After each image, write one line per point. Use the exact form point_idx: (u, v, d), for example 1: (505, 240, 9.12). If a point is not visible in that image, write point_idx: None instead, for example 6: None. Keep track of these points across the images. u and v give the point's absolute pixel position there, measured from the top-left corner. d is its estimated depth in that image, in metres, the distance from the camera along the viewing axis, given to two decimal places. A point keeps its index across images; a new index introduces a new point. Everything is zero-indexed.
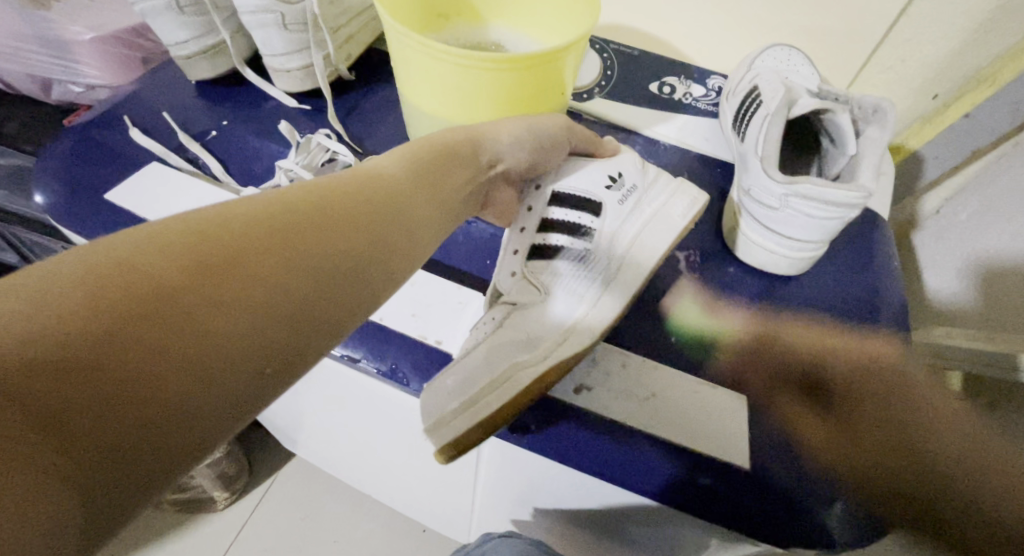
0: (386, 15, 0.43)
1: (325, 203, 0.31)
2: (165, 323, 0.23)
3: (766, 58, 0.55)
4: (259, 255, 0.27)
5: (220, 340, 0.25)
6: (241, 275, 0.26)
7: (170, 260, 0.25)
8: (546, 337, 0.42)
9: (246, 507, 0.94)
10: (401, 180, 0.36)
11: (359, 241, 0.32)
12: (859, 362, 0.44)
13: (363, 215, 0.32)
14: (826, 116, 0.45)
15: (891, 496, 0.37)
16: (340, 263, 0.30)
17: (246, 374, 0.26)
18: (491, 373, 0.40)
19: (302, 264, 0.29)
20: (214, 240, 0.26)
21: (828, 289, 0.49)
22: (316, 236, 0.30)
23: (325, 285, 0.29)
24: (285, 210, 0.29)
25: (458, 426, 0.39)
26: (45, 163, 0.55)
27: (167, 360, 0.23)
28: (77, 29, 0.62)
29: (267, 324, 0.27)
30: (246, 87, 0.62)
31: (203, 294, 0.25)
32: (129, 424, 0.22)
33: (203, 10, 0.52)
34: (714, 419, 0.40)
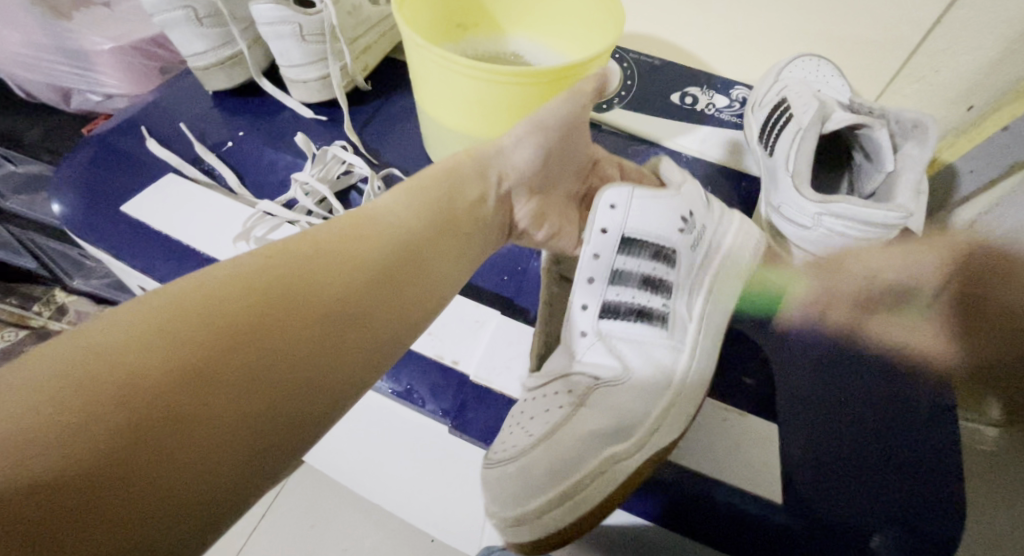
0: (406, 29, 0.42)
1: (337, 262, 0.31)
2: (184, 406, 0.24)
3: (794, 68, 0.53)
4: (273, 323, 0.28)
5: (241, 410, 0.25)
6: (257, 344, 0.27)
7: (182, 344, 0.25)
8: (620, 405, 0.38)
9: (257, 512, 0.94)
10: (413, 229, 0.36)
11: (376, 292, 0.32)
12: (896, 384, 0.42)
13: (376, 266, 0.33)
14: (860, 131, 0.43)
15: (927, 513, 0.36)
16: (357, 316, 0.31)
17: (271, 436, 0.26)
18: (582, 466, 0.36)
19: (317, 323, 0.29)
20: (227, 315, 0.27)
21: (859, 308, 0.47)
22: (329, 295, 0.30)
23: (345, 337, 0.30)
24: (294, 274, 0.30)
25: (545, 524, 0.35)
26: (64, 173, 0.55)
27: (190, 441, 0.24)
28: (97, 39, 0.62)
29: (289, 386, 0.27)
30: (263, 98, 0.62)
31: (219, 370, 0.25)
32: (145, 504, 0.22)
33: (221, 21, 0.52)
34: (744, 449, 0.39)
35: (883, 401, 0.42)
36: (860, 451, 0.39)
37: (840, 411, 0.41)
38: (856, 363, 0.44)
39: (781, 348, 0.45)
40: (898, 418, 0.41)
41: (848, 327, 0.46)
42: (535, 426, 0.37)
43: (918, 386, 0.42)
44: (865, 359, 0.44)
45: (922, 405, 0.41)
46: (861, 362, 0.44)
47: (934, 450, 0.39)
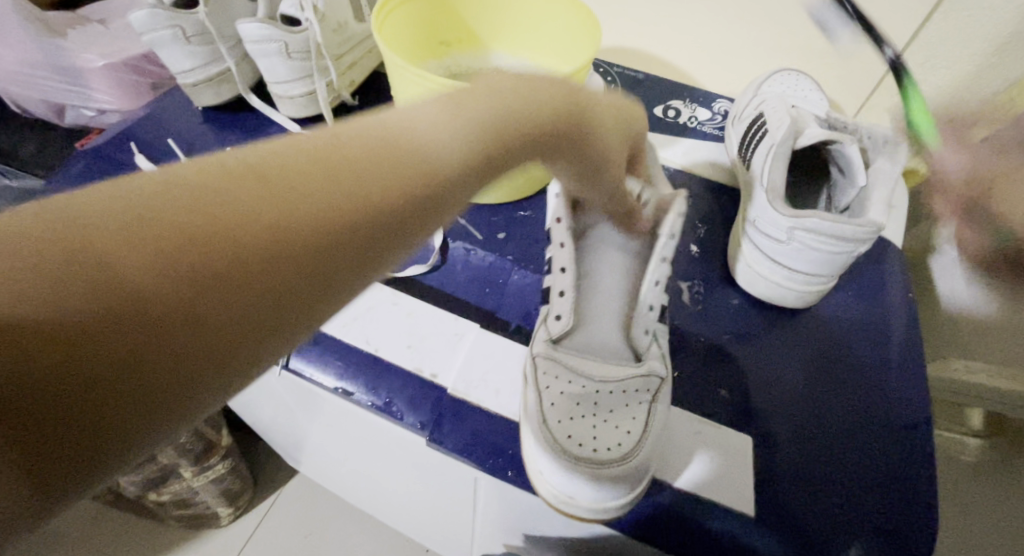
0: (384, 48, 0.43)
1: (334, 153, 0.22)
2: (78, 340, 0.17)
3: (772, 83, 0.54)
4: (225, 234, 0.19)
5: (163, 349, 0.18)
6: (196, 263, 0.18)
7: (90, 245, 0.17)
8: (631, 405, 0.39)
9: (250, 523, 0.94)
10: (443, 135, 0.25)
11: (385, 195, 0.22)
12: (870, 401, 0.43)
13: (390, 163, 0.23)
14: (833, 146, 0.43)
15: (900, 530, 0.36)
16: (344, 231, 0.21)
17: (206, 373, 0.19)
18: (625, 436, 0.37)
19: (292, 237, 0.20)
20: (162, 208, 0.19)
21: (839, 322, 0.47)
22: (313, 198, 0.21)
23: (331, 261, 0.21)
24: (270, 165, 0.20)
25: (608, 513, 0.35)
26: (54, 188, 0.56)
27: (84, 383, 0.17)
28: (92, 56, 0.64)
29: (236, 317, 0.19)
30: (252, 112, 0.63)
31: (139, 298, 0.18)
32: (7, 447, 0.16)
33: (208, 39, 0.53)
34: (718, 464, 0.39)
35: (859, 418, 0.42)
36: (835, 468, 0.39)
37: (817, 426, 0.41)
38: (834, 377, 0.44)
39: (759, 362, 0.45)
40: (873, 434, 0.41)
41: (827, 341, 0.46)
42: (570, 431, 0.37)
43: (895, 403, 0.43)
44: (843, 374, 0.44)
45: (897, 422, 0.42)
46: (839, 377, 0.44)
47: (909, 467, 0.39)
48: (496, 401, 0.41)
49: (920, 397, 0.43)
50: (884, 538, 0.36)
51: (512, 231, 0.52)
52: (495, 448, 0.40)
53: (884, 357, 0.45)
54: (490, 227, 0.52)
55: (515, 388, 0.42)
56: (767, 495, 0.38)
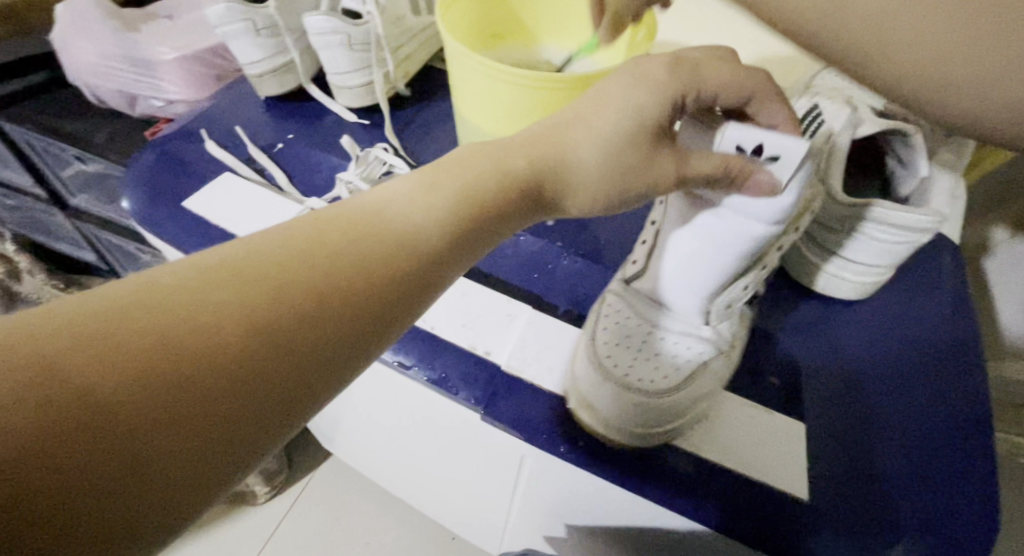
0: (447, 36, 0.45)
1: (306, 261, 0.25)
2: (95, 450, 0.19)
3: (827, 75, 0.54)
4: (218, 343, 0.22)
5: (174, 448, 0.20)
6: (194, 368, 0.21)
7: (93, 364, 0.19)
8: (680, 353, 0.40)
9: (286, 502, 0.97)
10: (421, 219, 0.29)
11: (352, 298, 0.25)
12: (928, 394, 0.42)
13: (359, 270, 0.26)
14: (893, 136, 0.43)
15: (960, 521, 0.36)
16: (321, 321, 0.24)
17: (212, 465, 0.21)
18: (669, 381, 0.38)
19: (274, 342, 0.23)
20: (156, 320, 0.21)
21: (892, 316, 0.47)
22: (291, 304, 0.24)
23: (309, 362, 0.24)
24: (245, 275, 0.23)
25: (632, 436, 0.38)
26: (132, 172, 0.59)
27: (105, 486, 0.19)
28: (165, 49, 0.68)
29: (236, 416, 0.22)
30: (309, 103, 0.66)
31: (145, 404, 0.20)
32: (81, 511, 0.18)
33: (276, 31, 0.56)
34: (771, 447, 0.39)
35: (915, 410, 0.41)
36: (890, 458, 0.39)
37: (870, 417, 0.41)
38: (887, 369, 0.44)
39: (812, 353, 0.45)
40: (929, 426, 0.40)
41: (882, 334, 0.46)
42: (611, 353, 0.39)
43: (952, 397, 0.42)
44: (897, 366, 0.44)
45: (954, 416, 0.41)
46: (893, 369, 0.44)
47: (967, 460, 0.39)
48: (548, 379, 0.42)
49: (981, 392, 0.42)
50: (941, 530, 0.36)
51: (561, 219, 0.53)
52: (546, 425, 0.41)
53: (942, 353, 0.45)
54: None
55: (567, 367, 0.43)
56: (819, 482, 0.38)
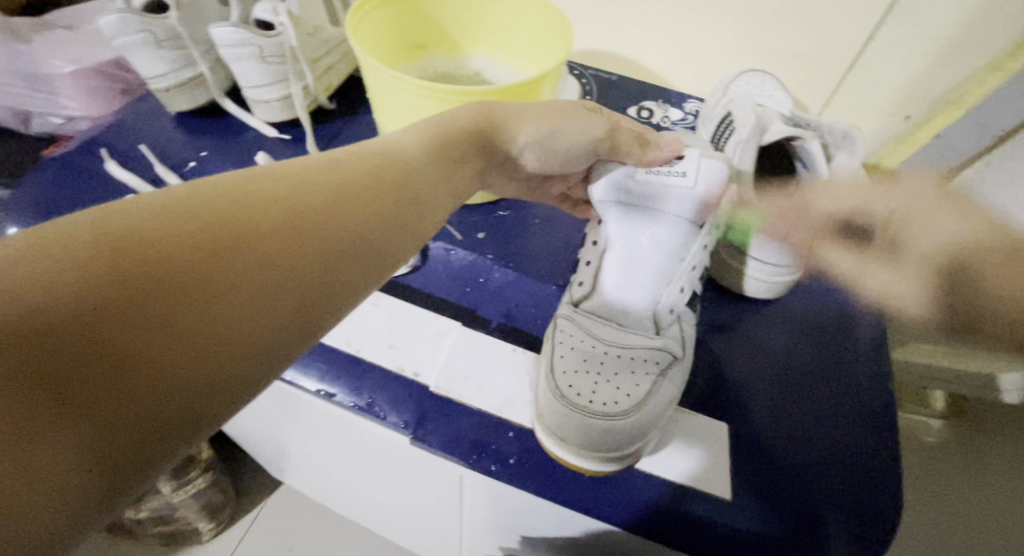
0: (359, 50, 0.44)
1: (264, 201, 0.25)
2: (70, 370, 0.18)
3: (740, 83, 0.56)
4: (183, 271, 0.21)
5: (147, 374, 0.20)
6: (164, 293, 0.21)
7: (58, 289, 0.19)
8: (637, 372, 0.40)
9: (233, 538, 0.92)
10: (405, 152, 0.32)
11: (317, 240, 0.25)
12: (838, 386, 0.45)
13: (319, 211, 0.26)
14: (796, 142, 0.45)
15: (870, 506, 0.38)
16: (340, 227, 0.27)
17: (261, 348, 0.23)
18: (630, 405, 0.38)
19: (253, 270, 0.23)
20: (119, 250, 0.21)
21: (805, 312, 0.49)
22: (256, 242, 0.24)
23: (279, 296, 0.24)
24: (206, 212, 0.23)
25: (607, 466, 0.37)
26: (21, 197, 0.54)
27: (83, 409, 0.18)
28: (59, 62, 0.63)
29: (212, 345, 0.21)
30: (226, 117, 0.62)
31: (117, 328, 0.19)
32: (148, 389, 0.20)
33: (180, 44, 0.53)
34: (694, 450, 0.40)
35: (826, 402, 0.44)
36: (807, 452, 0.41)
37: (787, 412, 0.43)
38: (802, 364, 0.46)
39: (733, 353, 0.47)
40: (840, 418, 0.43)
41: (797, 331, 0.48)
42: (572, 382, 0.39)
43: (859, 386, 0.45)
44: (811, 361, 0.46)
45: (862, 405, 0.44)
46: (807, 364, 0.46)
47: (875, 447, 0.41)
48: (479, 397, 0.42)
49: (886, 380, 0.45)
50: (857, 516, 0.38)
51: (492, 231, 0.52)
52: (479, 445, 0.40)
53: (851, 346, 0.47)
54: (470, 227, 0.52)
55: (496, 383, 0.42)
56: (743, 481, 0.39)
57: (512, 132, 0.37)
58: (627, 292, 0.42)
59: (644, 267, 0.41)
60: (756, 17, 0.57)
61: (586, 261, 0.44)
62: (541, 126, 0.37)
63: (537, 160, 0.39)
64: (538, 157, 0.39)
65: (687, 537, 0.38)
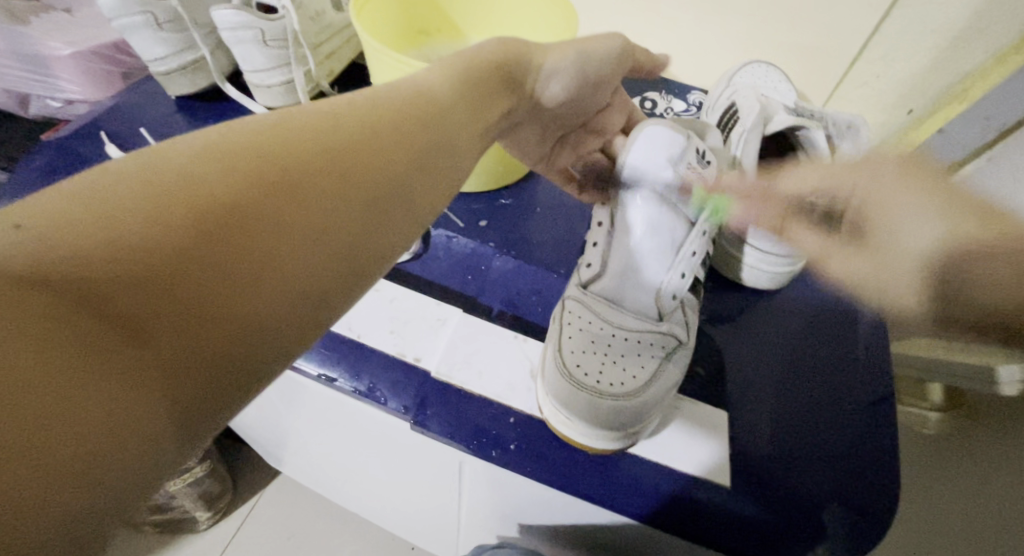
0: (363, 33, 0.44)
1: (310, 139, 0.25)
2: (142, 309, 0.19)
3: (745, 74, 0.55)
4: (240, 211, 0.22)
5: (214, 311, 0.20)
6: (219, 236, 0.21)
7: (125, 235, 0.20)
8: (643, 355, 0.40)
9: (231, 527, 0.92)
10: (434, 95, 0.31)
11: (365, 178, 0.26)
12: (839, 377, 0.45)
13: (364, 148, 0.26)
14: (800, 133, 0.45)
15: (868, 494, 0.38)
16: (380, 171, 0.26)
17: (317, 289, 0.23)
18: (635, 388, 0.38)
19: (302, 214, 0.23)
20: (176, 199, 0.21)
21: (806, 304, 0.50)
22: (305, 180, 0.24)
23: (329, 238, 0.24)
24: (252, 151, 0.23)
25: (614, 444, 0.37)
26: (19, 180, 0.54)
27: (159, 345, 0.19)
28: (55, 44, 0.61)
29: (274, 282, 0.22)
30: (228, 102, 0.62)
31: (184, 268, 0.20)
32: (211, 328, 0.20)
33: (182, 26, 0.52)
34: (693, 438, 0.40)
35: (825, 392, 0.44)
36: (807, 442, 0.41)
37: (785, 402, 0.43)
38: (803, 354, 0.46)
39: (734, 342, 0.47)
40: (839, 408, 0.43)
41: (799, 323, 0.48)
42: (579, 361, 0.39)
43: (857, 377, 0.45)
44: (811, 351, 0.47)
45: (862, 395, 0.44)
46: (807, 354, 0.46)
47: (875, 436, 0.41)
48: (479, 383, 0.42)
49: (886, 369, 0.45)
50: (855, 508, 0.38)
51: (494, 219, 0.52)
52: (480, 430, 0.40)
53: (851, 337, 0.48)
54: (472, 214, 0.52)
55: (497, 370, 0.43)
56: (741, 469, 0.39)
57: (540, 61, 0.38)
58: (634, 279, 0.42)
59: (652, 247, 0.42)
60: (761, 9, 0.57)
61: (594, 241, 0.44)
62: (567, 54, 0.38)
63: (562, 88, 0.39)
64: (564, 85, 0.39)
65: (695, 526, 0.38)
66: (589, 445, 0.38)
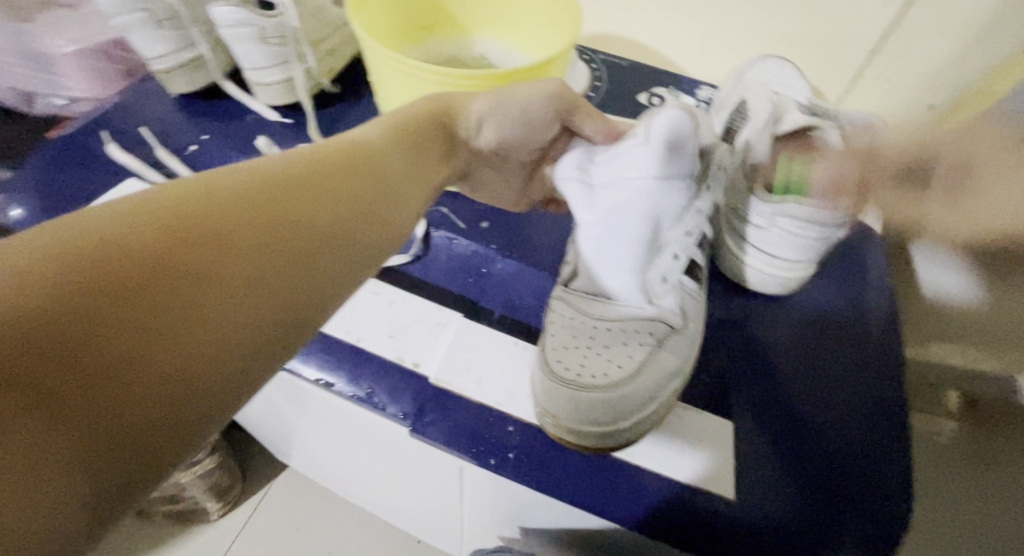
0: (359, 31, 0.43)
1: (239, 204, 0.25)
2: (62, 380, 0.18)
3: (755, 70, 0.53)
4: (160, 272, 0.21)
5: (142, 379, 0.20)
6: (139, 295, 0.20)
7: (34, 302, 0.18)
8: (631, 343, 0.39)
9: (240, 519, 0.93)
10: (367, 142, 0.32)
11: (295, 228, 0.26)
12: (851, 385, 0.43)
13: (296, 210, 0.26)
14: (813, 132, 0.43)
15: (880, 511, 0.37)
16: (314, 221, 0.27)
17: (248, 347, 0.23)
18: (621, 377, 0.37)
19: (229, 267, 0.23)
20: (88, 260, 0.20)
21: (816, 309, 0.48)
22: (229, 236, 0.24)
23: (261, 291, 0.24)
24: (172, 209, 0.23)
25: (603, 441, 0.37)
26: (21, 178, 0.54)
27: (74, 418, 0.18)
28: (59, 42, 0.61)
29: (204, 343, 0.21)
30: (228, 100, 0.62)
31: (97, 337, 0.19)
32: (133, 389, 0.19)
33: (180, 23, 0.52)
34: (694, 449, 0.39)
35: (834, 400, 0.43)
36: (818, 455, 0.40)
37: (793, 412, 0.42)
38: (811, 361, 0.45)
39: (740, 349, 0.46)
40: (850, 417, 0.42)
41: (810, 328, 0.47)
42: (560, 357, 0.38)
43: (867, 385, 0.43)
44: (819, 358, 0.45)
45: (874, 404, 0.42)
46: (816, 361, 0.45)
47: (888, 448, 0.40)
48: (477, 390, 0.41)
49: (899, 379, 0.44)
50: (870, 519, 0.37)
51: (496, 220, 0.51)
52: (478, 438, 0.40)
53: (864, 343, 0.46)
54: (474, 215, 0.51)
55: (497, 377, 0.42)
56: (747, 482, 0.38)
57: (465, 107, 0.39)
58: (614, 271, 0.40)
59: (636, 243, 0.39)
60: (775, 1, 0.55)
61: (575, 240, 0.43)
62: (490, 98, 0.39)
63: (495, 133, 0.41)
64: (497, 127, 0.40)
65: (714, 545, 0.36)
66: (577, 442, 0.37)
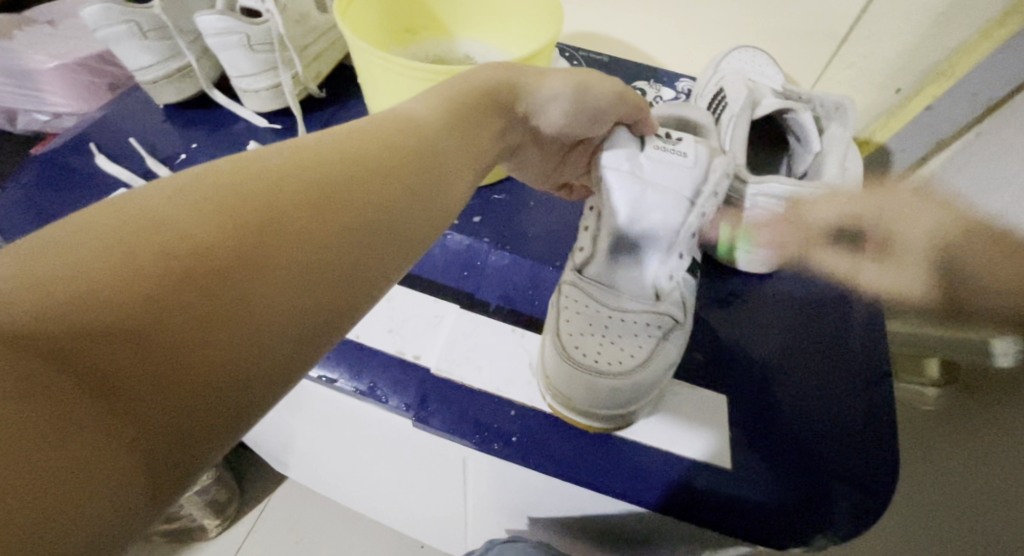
0: (348, 33, 0.44)
1: (283, 178, 0.23)
2: (116, 366, 0.17)
3: (731, 60, 0.55)
4: (215, 257, 0.20)
5: (197, 364, 0.18)
6: (194, 281, 0.19)
7: (88, 292, 0.18)
8: (640, 335, 0.40)
9: (240, 533, 0.93)
10: (425, 117, 0.30)
11: (349, 208, 0.24)
12: (836, 356, 0.45)
13: (343, 181, 0.24)
14: (788, 115, 0.45)
15: (869, 472, 0.39)
16: (371, 200, 0.25)
17: (305, 331, 0.21)
18: (636, 366, 0.38)
19: (285, 249, 0.21)
20: (141, 245, 0.19)
21: (799, 286, 0.50)
22: (284, 217, 0.22)
23: (316, 273, 0.22)
24: (228, 191, 0.22)
25: (610, 422, 0.38)
26: (10, 195, 0.54)
27: (134, 409, 0.17)
28: (41, 58, 0.61)
29: (261, 328, 0.20)
30: (215, 109, 0.62)
31: (153, 325, 0.18)
32: (189, 378, 0.18)
33: (166, 34, 0.52)
34: (690, 424, 0.41)
35: (821, 370, 0.45)
36: (808, 423, 0.41)
37: (783, 384, 0.44)
38: (797, 335, 0.47)
39: (730, 327, 0.47)
40: (837, 386, 0.44)
41: (794, 305, 0.49)
42: (577, 342, 0.38)
43: (851, 355, 0.45)
44: (805, 332, 0.47)
45: (858, 373, 0.44)
46: (802, 335, 0.47)
47: (873, 413, 0.42)
48: (478, 378, 0.42)
49: (880, 348, 0.46)
50: (864, 494, 0.38)
51: (488, 215, 0.52)
52: (481, 424, 0.40)
53: (846, 317, 0.48)
54: (466, 211, 0.52)
55: (496, 364, 0.43)
56: (743, 452, 0.40)
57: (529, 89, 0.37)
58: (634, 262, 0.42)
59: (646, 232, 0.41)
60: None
61: (585, 225, 0.44)
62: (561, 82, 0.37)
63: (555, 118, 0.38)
64: (561, 113, 0.38)
65: (714, 514, 0.37)
66: (582, 424, 0.39)
